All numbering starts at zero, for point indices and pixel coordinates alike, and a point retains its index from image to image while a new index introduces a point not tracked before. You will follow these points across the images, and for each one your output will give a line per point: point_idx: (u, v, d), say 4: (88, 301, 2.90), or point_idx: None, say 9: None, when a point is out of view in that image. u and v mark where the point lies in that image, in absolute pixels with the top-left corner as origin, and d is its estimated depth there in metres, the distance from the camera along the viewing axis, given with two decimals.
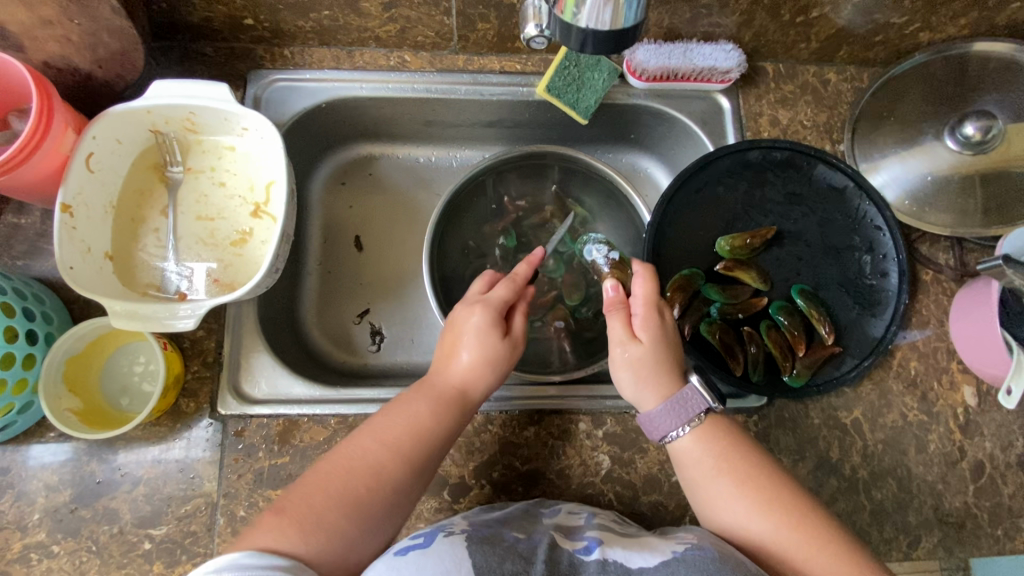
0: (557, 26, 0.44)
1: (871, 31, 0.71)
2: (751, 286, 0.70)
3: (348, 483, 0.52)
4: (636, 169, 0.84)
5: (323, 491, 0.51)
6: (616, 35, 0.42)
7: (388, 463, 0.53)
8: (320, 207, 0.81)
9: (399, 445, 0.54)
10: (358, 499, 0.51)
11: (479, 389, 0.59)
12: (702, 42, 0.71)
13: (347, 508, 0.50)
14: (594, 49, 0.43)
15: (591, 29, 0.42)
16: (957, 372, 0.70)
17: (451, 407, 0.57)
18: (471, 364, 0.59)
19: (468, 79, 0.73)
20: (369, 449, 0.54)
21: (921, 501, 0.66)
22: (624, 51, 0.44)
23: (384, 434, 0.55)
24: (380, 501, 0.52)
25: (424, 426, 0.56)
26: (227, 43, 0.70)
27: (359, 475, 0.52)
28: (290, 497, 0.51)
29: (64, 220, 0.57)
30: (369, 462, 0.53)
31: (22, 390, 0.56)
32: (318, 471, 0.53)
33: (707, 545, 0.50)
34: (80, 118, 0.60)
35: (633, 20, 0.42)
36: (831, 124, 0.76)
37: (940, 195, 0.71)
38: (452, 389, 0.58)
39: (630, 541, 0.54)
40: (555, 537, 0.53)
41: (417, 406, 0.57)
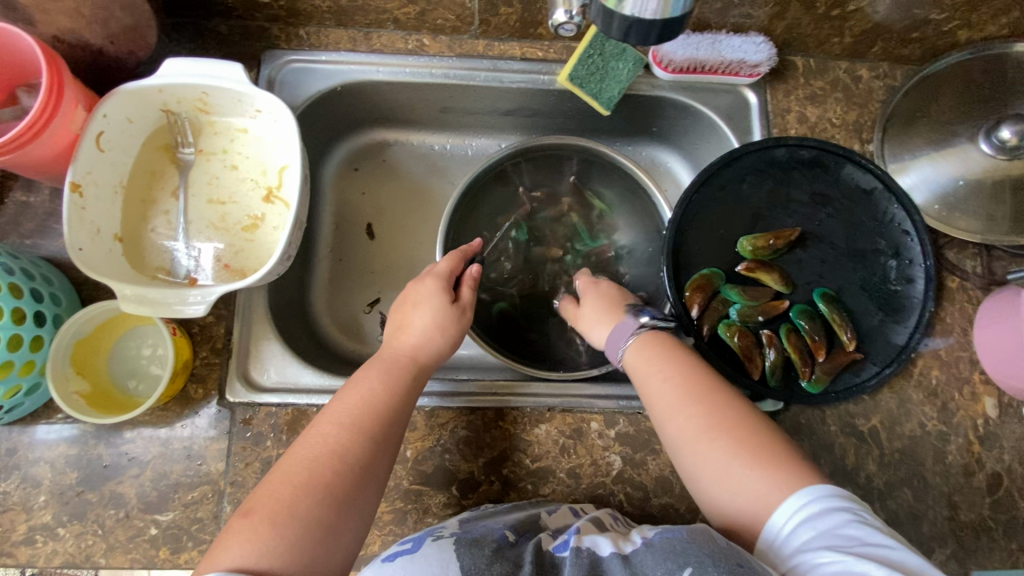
0: (599, 13, 0.42)
1: (909, 27, 0.68)
2: (772, 288, 0.68)
3: (314, 468, 0.46)
4: (656, 163, 0.82)
5: (289, 481, 0.45)
6: (661, 25, 0.40)
7: (352, 441, 0.48)
8: (333, 193, 0.79)
9: (358, 422, 0.50)
10: (326, 484, 0.45)
11: (431, 356, 0.59)
12: (731, 34, 0.69)
13: (320, 493, 0.44)
14: (639, 38, 0.41)
15: (635, 17, 0.40)
16: (979, 383, 0.68)
17: (405, 375, 0.56)
18: (421, 335, 0.60)
19: (487, 65, 0.70)
20: (329, 431, 0.49)
21: (936, 513, 0.65)
22: (669, 42, 0.42)
23: (341, 415, 0.50)
24: (352, 482, 0.46)
25: (378, 398, 0.52)
26: (242, 21, 0.68)
27: (323, 458, 0.47)
28: (257, 496, 0.44)
29: (74, 200, 0.56)
30: (330, 445, 0.48)
31: (30, 371, 0.55)
32: (279, 464, 0.47)
33: (680, 526, 0.46)
34: (91, 95, 0.59)
35: (681, 9, 0.40)
36: (860, 123, 0.74)
37: (971, 200, 0.69)
38: (400, 358, 0.57)
39: (610, 534, 0.51)
40: (540, 538, 0.51)
41: (368, 382, 0.54)
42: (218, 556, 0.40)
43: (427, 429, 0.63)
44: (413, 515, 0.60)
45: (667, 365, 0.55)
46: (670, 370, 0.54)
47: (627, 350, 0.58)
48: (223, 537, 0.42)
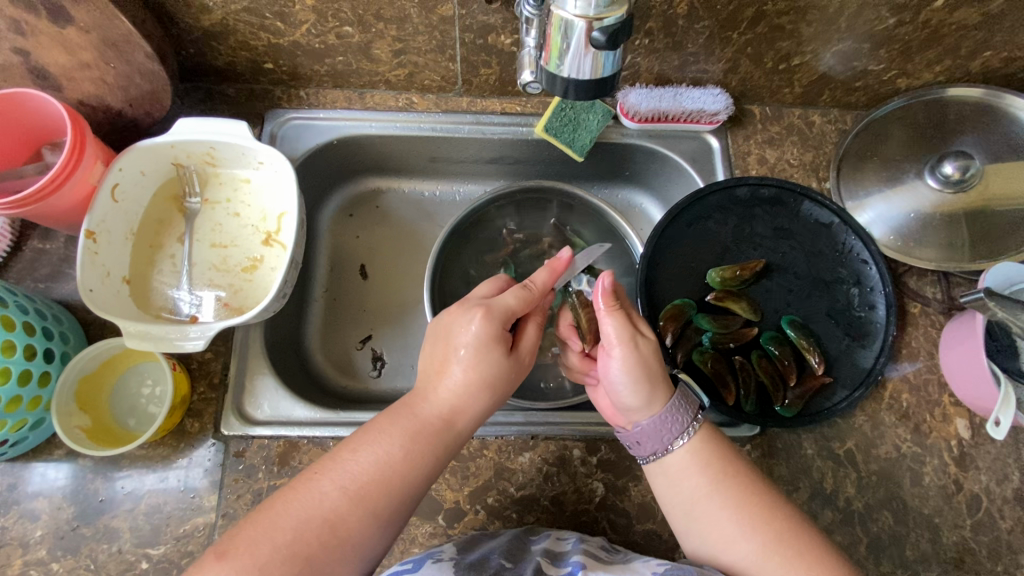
0: (544, 76, 0.48)
1: (851, 77, 0.75)
2: (742, 316, 0.72)
3: (300, 536, 0.47)
4: (631, 204, 0.88)
5: (272, 539, 0.47)
6: (595, 83, 0.46)
7: (346, 512, 0.49)
8: (329, 237, 0.84)
9: (360, 492, 0.50)
10: (307, 555, 0.47)
11: (464, 421, 0.56)
12: (691, 87, 0.76)
13: (296, 564, 0.46)
14: (577, 95, 0.47)
15: (573, 78, 0.46)
16: (949, 405, 0.71)
17: (431, 444, 0.54)
18: (457, 396, 0.56)
19: (470, 119, 0.77)
20: (328, 494, 0.50)
21: (918, 536, 0.66)
22: (605, 96, 0.48)
23: (347, 477, 0.51)
24: (333, 559, 0.48)
25: (393, 467, 0.52)
26: (248, 85, 0.75)
27: (310, 527, 0.48)
28: (238, 540, 0.47)
29: (88, 245, 0.61)
30: (324, 510, 0.49)
31: (36, 407, 0.58)
32: (272, 514, 0.49)
33: (688, 567, 0.50)
34: (109, 152, 0.65)
35: (611, 69, 0.45)
36: (816, 163, 0.80)
37: (925, 231, 0.74)
38: (432, 424, 0.54)
39: (614, 567, 0.53)
40: (540, 563, 0.53)
41: (390, 443, 0.53)
42: None
43: None
44: (400, 545, 0.61)
45: (656, 423, 0.55)
46: (660, 430, 0.55)
47: (619, 372, 0.56)
48: (201, 562, 0.47)
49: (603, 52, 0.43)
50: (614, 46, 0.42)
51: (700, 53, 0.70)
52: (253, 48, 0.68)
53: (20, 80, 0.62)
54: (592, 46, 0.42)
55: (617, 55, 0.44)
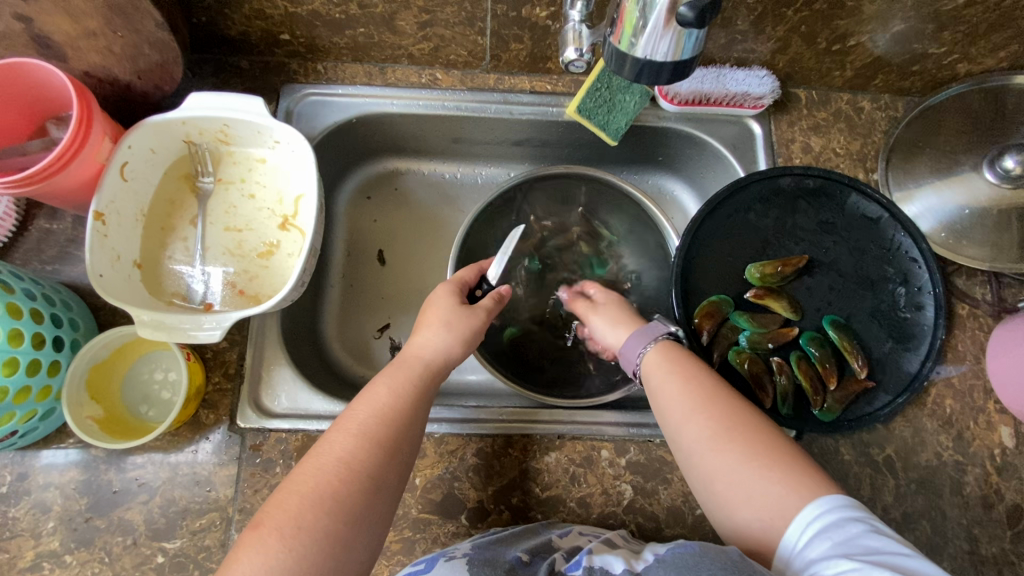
0: (612, 54, 0.44)
1: (908, 60, 0.70)
2: (781, 315, 0.68)
3: (323, 480, 0.45)
4: (663, 192, 0.84)
5: (297, 491, 0.44)
6: (673, 66, 0.42)
7: (359, 451, 0.47)
8: (346, 221, 0.81)
9: (367, 430, 0.49)
10: (336, 497, 0.44)
11: (442, 362, 0.58)
12: (735, 68, 0.71)
13: (327, 507, 0.43)
14: (651, 79, 0.43)
15: (647, 58, 0.41)
16: (994, 412, 0.68)
17: (413, 381, 0.55)
18: (429, 342, 0.58)
19: (498, 98, 0.73)
20: (337, 440, 0.48)
21: (956, 546, 0.64)
22: (681, 80, 0.44)
23: (351, 422, 0.49)
24: (360, 499, 0.45)
25: (386, 404, 0.51)
26: (263, 57, 0.71)
27: (331, 471, 0.45)
28: (268, 506, 0.44)
29: (97, 227, 0.57)
30: (338, 453, 0.47)
31: (46, 397, 0.55)
32: (294, 474, 0.46)
33: (689, 540, 0.46)
34: (118, 127, 0.61)
35: (692, 50, 0.41)
36: (864, 153, 0.75)
37: (978, 228, 0.69)
38: (410, 363, 0.56)
39: (623, 551, 0.51)
40: (554, 559, 0.51)
41: (378, 388, 0.53)
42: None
43: (437, 456, 0.62)
44: (421, 545, 0.59)
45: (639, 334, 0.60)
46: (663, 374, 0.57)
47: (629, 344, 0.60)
48: (235, 549, 0.42)
49: (687, 31, 0.38)
50: (702, 25, 0.38)
51: (750, 31, 0.65)
52: (270, 17, 0.63)
53: (22, 48, 0.58)
54: (675, 23, 0.38)
55: (701, 36, 0.40)
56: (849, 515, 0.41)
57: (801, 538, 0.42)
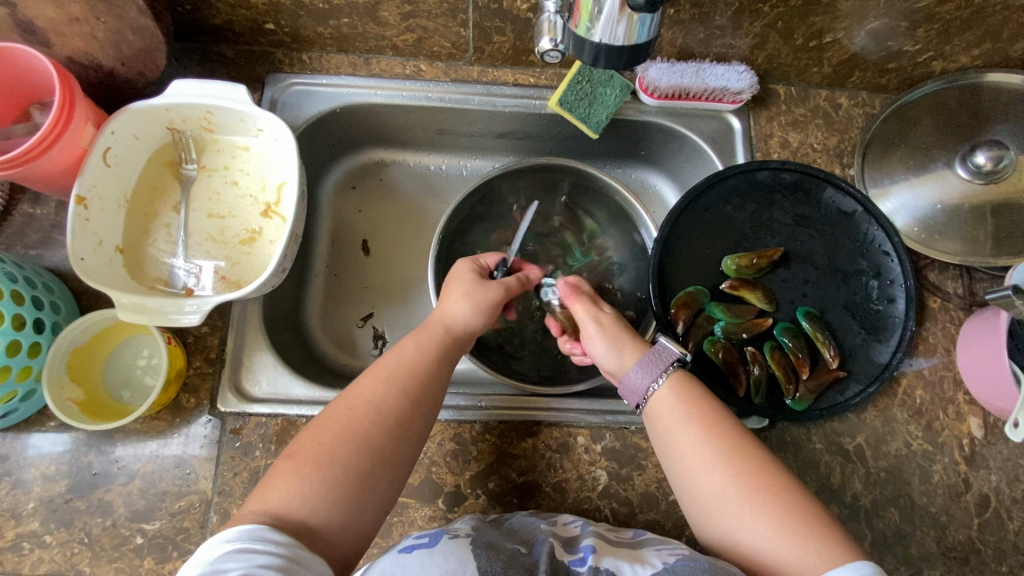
0: (571, 40, 0.45)
1: (884, 57, 0.71)
2: (756, 306, 0.69)
3: (353, 420, 0.50)
4: (645, 186, 0.85)
5: (329, 429, 0.49)
6: (629, 51, 0.43)
7: (386, 396, 0.52)
8: (331, 210, 0.82)
9: (394, 378, 0.53)
10: (364, 434, 0.49)
11: (465, 329, 0.62)
12: (714, 63, 0.72)
13: (357, 441, 0.48)
14: (607, 64, 0.44)
15: (604, 44, 0.43)
16: (963, 403, 0.69)
17: (438, 340, 0.59)
18: (456, 309, 0.62)
19: (481, 90, 0.73)
20: (367, 386, 0.53)
21: (924, 534, 0.65)
22: (636, 66, 0.45)
23: (379, 372, 0.54)
24: (386, 437, 0.50)
25: (413, 358, 0.56)
26: (248, 46, 0.72)
27: (361, 412, 0.50)
28: (302, 441, 0.49)
29: (78, 211, 0.58)
30: (368, 396, 0.52)
31: (26, 377, 0.56)
32: (326, 414, 0.51)
33: (699, 557, 0.48)
34: (101, 113, 0.62)
35: (646, 36, 0.42)
36: (841, 148, 0.76)
37: (951, 223, 0.71)
38: (434, 327, 0.60)
39: (622, 552, 0.52)
40: (554, 547, 0.52)
41: (408, 345, 0.57)
42: (263, 496, 0.45)
43: None
44: (398, 528, 0.60)
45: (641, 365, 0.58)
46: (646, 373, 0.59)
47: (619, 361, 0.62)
48: (272, 472, 0.47)
49: (639, 15, 0.40)
50: (652, 10, 0.39)
51: (727, 26, 0.66)
52: (254, 6, 0.64)
53: (5, 33, 0.58)
54: (628, 7, 0.39)
55: (654, 20, 0.41)
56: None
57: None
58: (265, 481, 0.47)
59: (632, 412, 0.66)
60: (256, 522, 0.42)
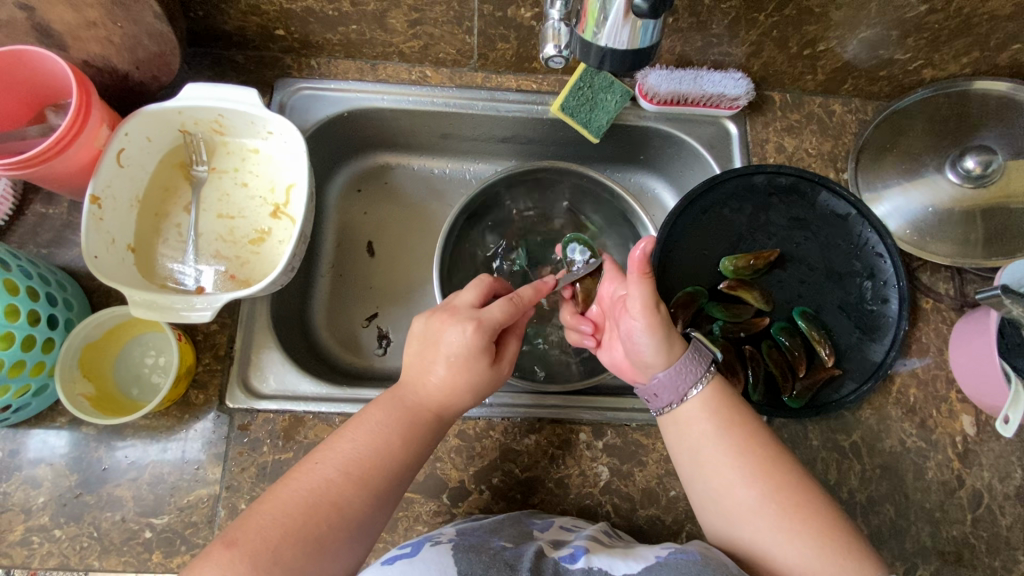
0: (579, 44, 0.47)
1: (876, 66, 0.73)
2: (753, 306, 0.71)
3: (308, 517, 0.48)
4: (644, 190, 0.87)
5: (278, 522, 0.47)
6: (633, 54, 0.45)
7: (349, 494, 0.50)
8: (337, 212, 0.83)
9: (364, 475, 0.51)
10: (317, 535, 0.47)
11: (450, 411, 0.57)
12: (712, 70, 0.74)
13: (305, 543, 0.47)
14: (612, 67, 0.46)
15: (609, 47, 0.45)
16: (956, 401, 0.71)
17: (423, 431, 0.55)
18: (441, 387, 0.56)
19: (485, 95, 0.75)
20: (331, 479, 0.50)
21: (919, 529, 0.66)
22: (640, 68, 0.47)
23: (348, 462, 0.51)
24: (338, 536, 0.48)
25: (391, 450, 0.53)
26: (258, 52, 0.73)
27: (319, 506, 0.48)
28: (246, 526, 0.47)
29: (92, 210, 0.59)
30: (330, 492, 0.49)
31: (39, 373, 0.57)
32: (281, 499, 0.49)
33: (692, 550, 0.50)
34: (115, 115, 0.63)
35: (649, 41, 0.44)
36: (835, 153, 0.78)
37: (942, 226, 0.73)
38: (421, 413, 0.56)
39: (616, 550, 0.53)
40: (542, 546, 0.53)
41: (388, 433, 0.54)
42: None
43: None
44: (404, 522, 0.61)
45: (673, 373, 0.54)
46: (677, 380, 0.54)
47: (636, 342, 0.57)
48: (207, 552, 0.46)
49: (643, 21, 0.42)
50: (655, 16, 0.41)
51: (724, 34, 0.68)
52: (265, 13, 0.66)
53: (24, 37, 0.60)
54: (632, 13, 0.41)
55: (657, 25, 0.43)
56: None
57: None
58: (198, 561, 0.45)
59: (633, 409, 0.68)
60: None
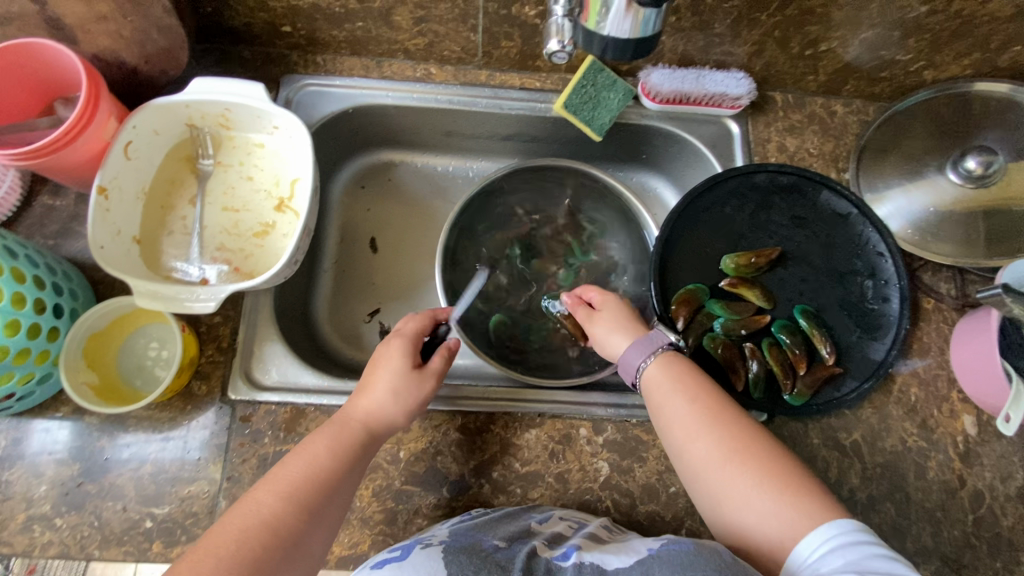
0: (582, 34, 0.48)
1: (877, 67, 0.74)
2: (754, 304, 0.71)
3: (243, 542, 0.45)
4: (646, 189, 0.87)
5: (216, 552, 0.44)
6: (634, 43, 0.46)
7: (283, 512, 0.48)
8: (341, 208, 0.84)
9: (296, 491, 0.50)
10: (254, 559, 0.44)
11: (383, 427, 0.58)
12: (714, 70, 0.75)
13: (244, 570, 0.44)
14: (615, 56, 0.47)
15: (613, 36, 0.45)
16: (957, 401, 0.71)
17: (354, 444, 0.55)
18: (377, 403, 0.58)
19: (488, 93, 0.76)
20: (264, 502, 0.48)
21: (920, 528, 0.66)
22: (642, 58, 0.48)
23: (278, 484, 0.50)
24: (276, 558, 0.46)
25: (321, 463, 0.53)
26: (265, 49, 0.74)
27: (253, 530, 0.46)
28: (183, 562, 0.43)
29: (99, 202, 0.60)
30: (263, 514, 0.47)
31: (44, 361, 0.57)
32: (211, 533, 0.46)
33: (684, 539, 0.50)
34: (123, 108, 0.64)
35: (651, 30, 0.45)
36: (836, 153, 0.79)
37: (944, 226, 0.73)
38: (350, 428, 0.56)
39: (610, 545, 0.53)
40: (535, 545, 0.53)
41: (316, 449, 0.54)
42: None
43: (421, 430, 0.64)
44: (404, 515, 0.61)
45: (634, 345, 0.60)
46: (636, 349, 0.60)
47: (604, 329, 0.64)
48: None
49: (646, 11, 0.42)
50: (658, 5, 0.42)
51: (726, 34, 0.69)
52: (273, 9, 0.67)
53: (35, 30, 0.61)
54: (635, 4, 0.42)
55: (658, 14, 0.44)
56: (861, 536, 0.44)
57: (816, 553, 0.44)
58: None
59: (633, 405, 0.68)
60: None
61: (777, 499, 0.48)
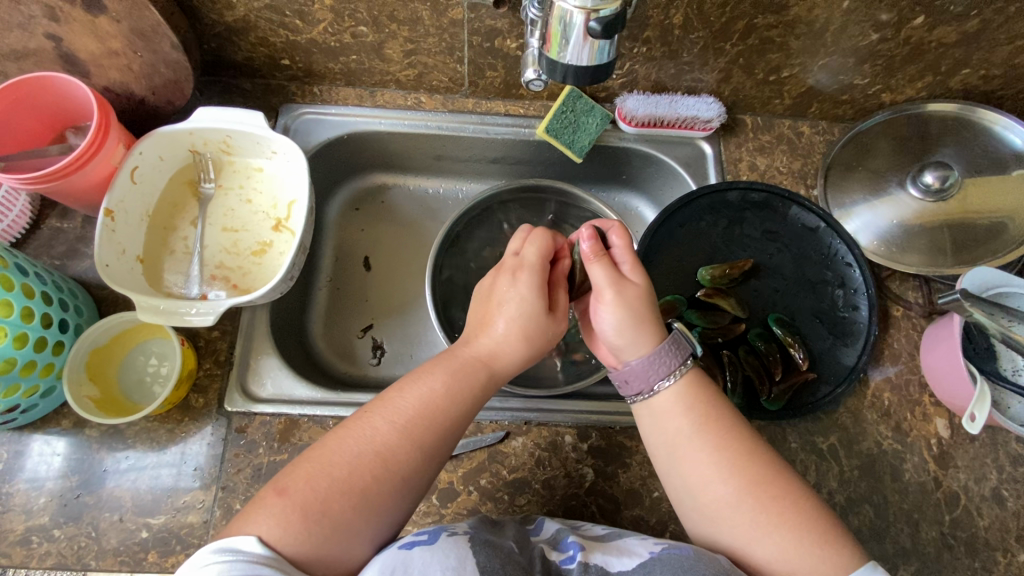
0: (545, 62, 0.52)
1: (838, 90, 0.79)
2: (730, 313, 0.75)
3: (354, 470, 0.50)
4: (627, 208, 0.92)
5: (328, 476, 0.49)
6: (591, 70, 0.50)
7: (395, 446, 0.52)
8: (336, 229, 0.88)
9: (411, 428, 0.53)
10: (363, 488, 0.49)
11: (506, 367, 0.59)
12: (686, 95, 0.80)
13: (354, 496, 0.49)
14: (575, 81, 0.51)
15: (572, 64, 0.50)
16: (929, 405, 0.73)
17: (472, 381, 0.56)
18: (498, 343, 0.59)
19: (475, 119, 0.81)
20: (379, 431, 0.52)
21: (898, 529, 0.68)
22: (599, 84, 0.52)
23: (394, 415, 0.53)
24: (385, 490, 0.50)
25: (437, 404, 0.54)
26: (265, 80, 0.79)
27: (366, 459, 0.51)
28: (295, 477, 0.50)
29: (106, 223, 0.64)
30: (378, 444, 0.51)
31: (49, 374, 0.60)
32: (313, 468, 0.50)
33: (683, 545, 0.51)
34: (131, 136, 0.68)
35: (606, 58, 0.49)
36: (805, 171, 0.83)
37: (908, 238, 0.77)
38: (469, 364, 0.57)
39: (608, 547, 0.54)
40: (542, 548, 0.53)
41: (431, 381, 0.55)
42: (242, 528, 0.46)
43: None
44: None
45: (645, 364, 0.57)
46: (647, 371, 0.56)
47: (607, 318, 0.58)
48: (260, 498, 0.49)
49: (599, 41, 0.47)
50: (610, 36, 0.47)
51: (694, 62, 0.74)
52: (272, 44, 0.72)
53: (50, 66, 0.66)
54: (589, 36, 0.47)
55: (612, 42, 0.48)
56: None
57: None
58: (250, 507, 0.48)
59: (616, 412, 0.70)
60: (248, 540, 0.45)
61: (779, 530, 0.50)
